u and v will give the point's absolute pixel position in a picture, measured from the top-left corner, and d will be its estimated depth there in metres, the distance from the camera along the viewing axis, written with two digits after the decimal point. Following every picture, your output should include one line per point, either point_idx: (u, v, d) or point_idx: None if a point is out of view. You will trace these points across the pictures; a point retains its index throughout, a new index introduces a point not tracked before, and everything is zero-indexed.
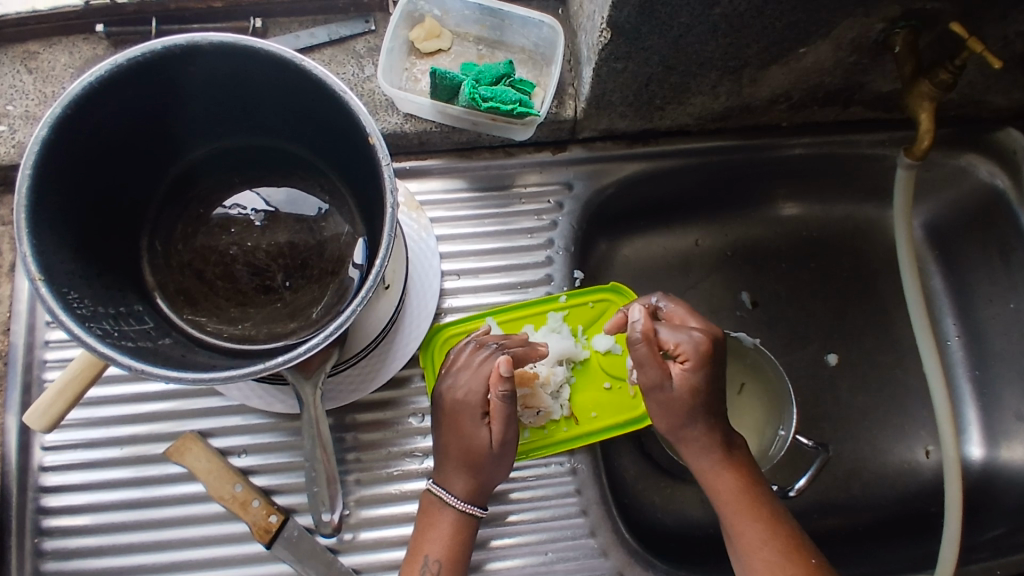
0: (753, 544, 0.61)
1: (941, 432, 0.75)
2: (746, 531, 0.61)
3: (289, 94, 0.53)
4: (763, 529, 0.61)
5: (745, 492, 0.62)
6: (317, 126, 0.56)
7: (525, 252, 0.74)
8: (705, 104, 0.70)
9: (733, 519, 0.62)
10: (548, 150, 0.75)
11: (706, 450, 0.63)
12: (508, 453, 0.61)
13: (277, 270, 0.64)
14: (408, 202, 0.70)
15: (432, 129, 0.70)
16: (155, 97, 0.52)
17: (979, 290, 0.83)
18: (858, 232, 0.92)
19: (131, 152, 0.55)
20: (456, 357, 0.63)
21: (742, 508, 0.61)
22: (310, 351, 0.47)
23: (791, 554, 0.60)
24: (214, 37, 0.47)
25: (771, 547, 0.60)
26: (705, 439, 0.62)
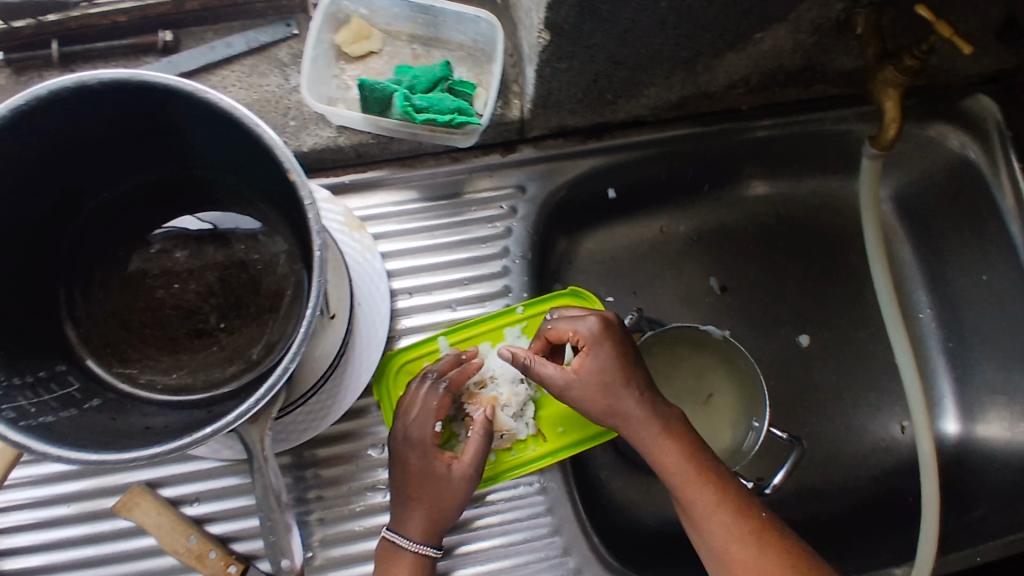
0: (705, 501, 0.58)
1: (913, 416, 0.73)
2: (696, 483, 0.59)
3: (204, 127, 0.47)
4: (712, 485, 0.59)
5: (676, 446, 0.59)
6: (237, 158, 0.50)
7: (479, 263, 0.70)
8: (659, 95, 0.65)
9: (687, 473, 0.59)
10: (497, 152, 0.70)
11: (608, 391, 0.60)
12: (467, 488, 0.57)
13: (209, 311, 0.59)
14: (350, 221, 0.65)
15: (368, 140, 0.64)
16: (51, 143, 0.46)
17: (951, 262, 0.82)
18: (826, 207, 0.89)
19: (30, 202, 0.49)
20: (405, 395, 0.59)
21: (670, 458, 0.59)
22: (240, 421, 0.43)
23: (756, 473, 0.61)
24: (105, 74, 0.41)
25: (733, 508, 0.58)
26: (614, 368, 0.60)
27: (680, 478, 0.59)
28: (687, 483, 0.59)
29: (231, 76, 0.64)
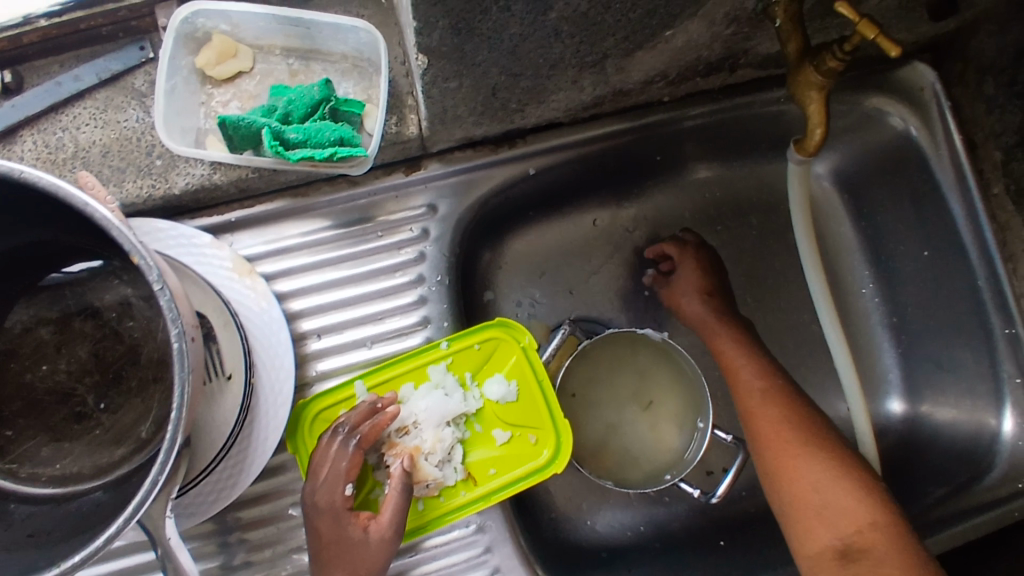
0: (784, 448, 0.66)
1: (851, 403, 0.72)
2: (770, 429, 0.68)
3: (44, 202, 0.42)
4: (784, 423, 0.68)
5: (784, 401, 0.69)
6: (87, 228, 0.45)
7: (393, 294, 0.64)
8: (571, 98, 0.59)
9: (765, 422, 0.69)
10: (400, 170, 0.63)
11: (735, 358, 0.73)
12: (385, 549, 0.54)
13: (85, 392, 0.53)
14: (239, 266, 0.59)
15: (248, 174, 0.57)
16: None
17: (892, 238, 0.78)
18: (765, 185, 0.85)
19: None
20: (315, 452, 0.55)
21: (771, 412, 0.69)
22: (111, 540, 0.40)
23: (783, 401, 0.69)
24: None
25: (802, 441, 0.66)
26: (731, 345, 0.74)
27: (757, 427, 0.69)
28: (761, 432, 0.68)
29: (84, 114, 0.56)
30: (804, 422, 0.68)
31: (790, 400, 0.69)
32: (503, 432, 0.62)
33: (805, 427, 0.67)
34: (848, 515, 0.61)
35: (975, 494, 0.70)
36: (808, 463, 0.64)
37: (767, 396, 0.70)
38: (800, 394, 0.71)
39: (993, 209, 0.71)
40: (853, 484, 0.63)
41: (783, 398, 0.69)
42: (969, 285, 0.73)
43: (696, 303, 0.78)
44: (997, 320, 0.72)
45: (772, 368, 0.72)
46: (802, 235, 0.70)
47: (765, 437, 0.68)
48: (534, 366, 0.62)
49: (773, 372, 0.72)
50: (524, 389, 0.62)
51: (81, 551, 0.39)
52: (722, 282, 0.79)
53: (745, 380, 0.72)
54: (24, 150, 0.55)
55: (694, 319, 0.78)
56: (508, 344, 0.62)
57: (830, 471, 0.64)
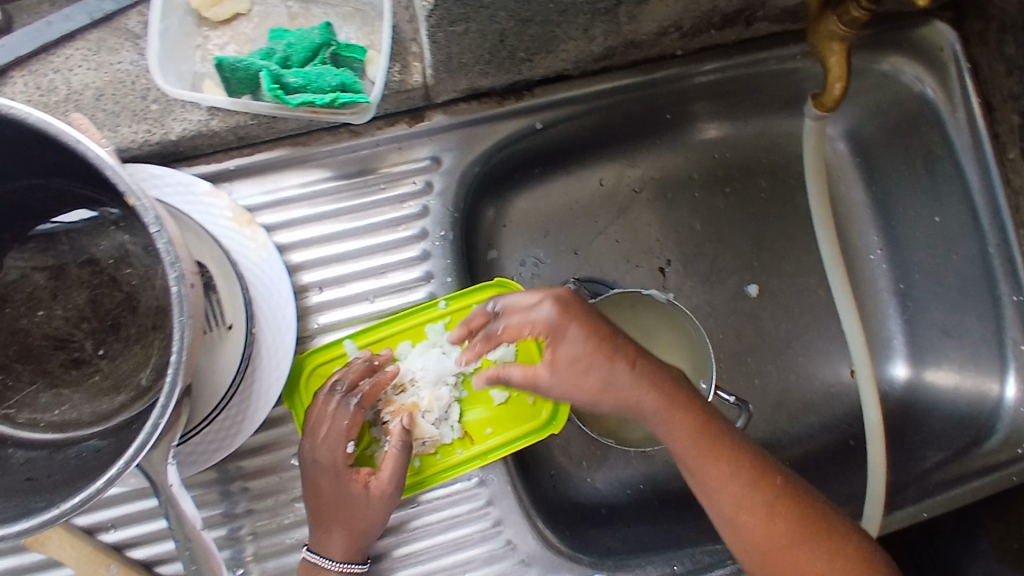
0: (783, 555, 0.56)
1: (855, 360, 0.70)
2: (774, 548, 0.56)
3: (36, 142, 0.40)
4: (793, 538, 0.56)
5: (790, 523, 0.56)
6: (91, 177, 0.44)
7: (394, 248, 0.63)
8: (580, 48, 0.58)
9: (789, 559, 0.56)
10: (404, 120, 0.62)
11: (722, 487, 0.57)
12: (385, 506, 0.55)
13: (84, 338, 0.53)
14: (238, 216, 0.58)
15: (248, 121, 0.55)
16: None
17: (903, 201, 0.77)
18: (774, 145, 0.83)
19: None
20: (314, 409, 0.56)
21: (790, 542, 0.56)
22: (112, 483, 0.40)
23: (758, 481, 0.57)
24: None
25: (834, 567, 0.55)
26: (697, 448, 0.57)
27: (766, 555, 0.56)
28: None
29: (75, 56, 0.54)
30: (835, 550, 0.56)
31: (798, 505, 0.57)
32: (501, 392, 0.62)
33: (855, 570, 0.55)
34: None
35: (974, 459, 0.70)
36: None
37: (772, 520, 0.56)
38: (807, 492, 0.58)
39: (1007, 173, 0.70)
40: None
41: (783, 500, 0.57)
42: (978, 250, 0.72)
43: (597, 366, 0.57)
44: (1006, 288, 0.71)
45: (759, 470, 0.58)
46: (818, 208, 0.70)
47: (757, 545, 0.56)
48: None
49: (765, 474, 0.58)
50: (523, 349, 0.62)
51: (81, 495, 0.39)
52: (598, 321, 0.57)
53: (751, 515, 0.57)
54: (15, 91, 0.54)
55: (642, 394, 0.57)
56: None
57: (812, 547, 0.56)
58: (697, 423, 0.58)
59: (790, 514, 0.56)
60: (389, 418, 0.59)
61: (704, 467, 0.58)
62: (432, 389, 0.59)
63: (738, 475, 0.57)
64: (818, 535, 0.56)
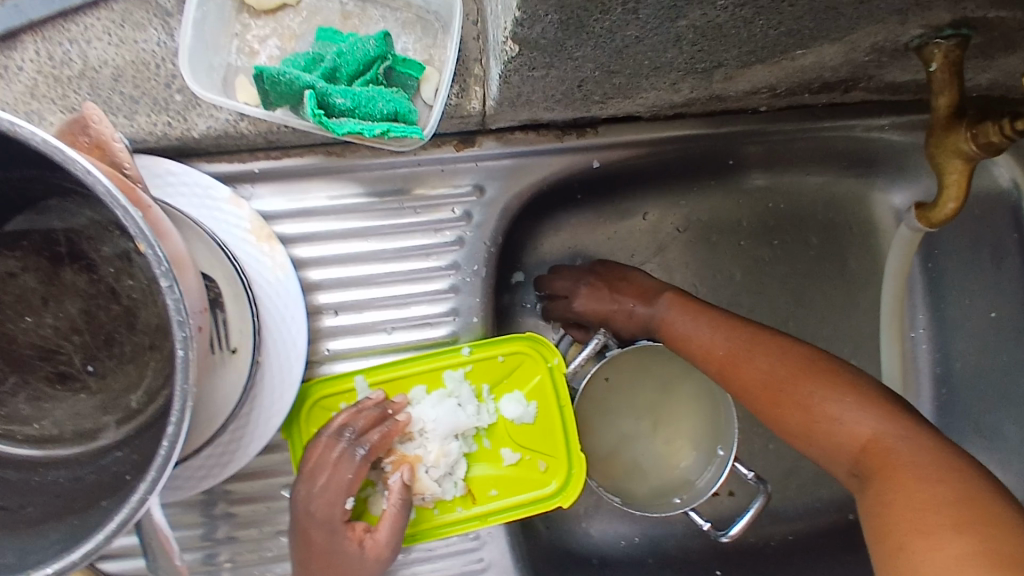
0: (819, 421, 0.54)
1: None
2: (801, 418, 0.56)
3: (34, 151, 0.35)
4: (810, 390, 0.55)
5: (821, 379, 0.56)
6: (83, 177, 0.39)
7: (421, 278, 0.58)
8: (660, 97, 0.51)
9: (819, 415, 0.54)
10: (452, 143, 0.56)
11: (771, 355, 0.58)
12: (377, 568, 0.51)
13: (73, 351, 0.47)
14: (256, 228, 0.52)
15: (281, 129, 0.49)
16: None
17: (959, 288, 0.73)
18: (833, 203, 0.77)
19: None
20: (313, 452, 0.51)
21: (829, 415, 0.54)
22: (88, 555, 0.36)
23: (806, 371, 0.57)
24: None
25: (867, 432, 0.52)
26: (737, 345, 0.60)
27: (806, 413, 0.55)
28: (822, 443, 0.54)
29: (96, 26, 0.48)
30: (881, 413, 0.53)
31: (855, 384, 0.55)
32: (512, 453, 0.57)
33: (887, 429, 0.52)
34: (909, 497, 0.47)
35: None
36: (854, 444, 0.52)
37: (841, 396, 0.54)
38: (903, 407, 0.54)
39: None
40: (922, 483, 0.47)
41: (815, 369, 0.56)
42: None
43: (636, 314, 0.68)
44: None
45: (845, 378, 0.55)
46: (889, 299, 0.71)
47: (780, 406, 0.57)
48: (557, 390, 0.58)
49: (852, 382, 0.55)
50: (542, 411, 0.58)
51: (55, 564, 0.36)
52: (633, 276, 0.70)
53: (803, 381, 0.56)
54: (24, 58, 0.47)
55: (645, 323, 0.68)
56: (534, 362, 0.57)
57: (834, 395, 0.54)
58: (727, 332, 0.62)
59: (826, 380, 0.55)
60: (390, 468, 0.54)
61: (742, 358, 0.60)
62: (439, 444, 0.55)
63: (792, 361, 0.58)
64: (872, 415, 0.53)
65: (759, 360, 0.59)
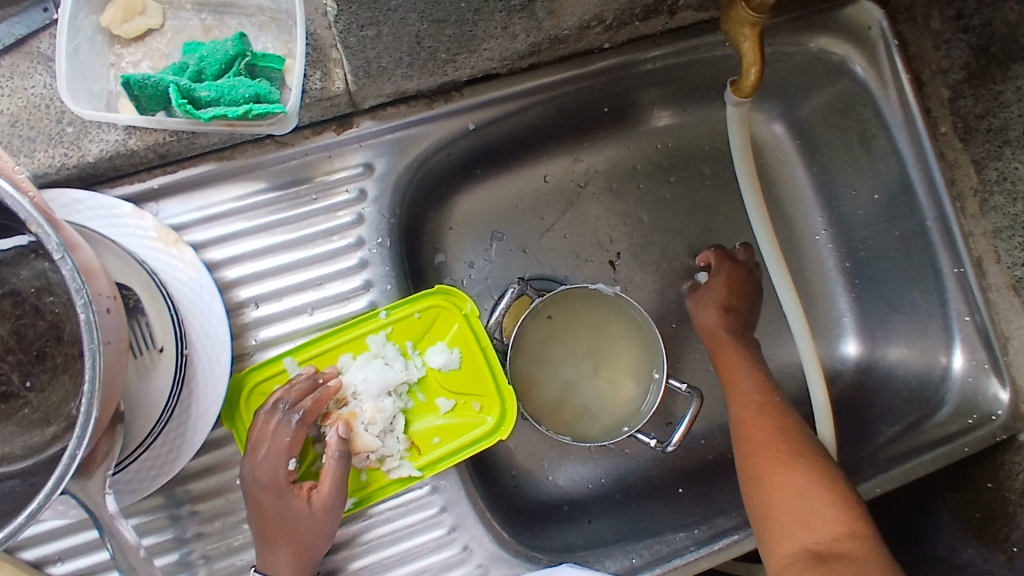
0: (762, 457, 0.65)
1: (796, 335, 0.70)
2: (753, 441, 0.67)
3: None
4: (764, 437, 0.67)
5: (769, 436, 0.66)
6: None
7: (331, 258, 0.63)
8: (503, 46, 0.57)
9: (756, 446, 0.67)
10: (332, 128, 0.61)
11: (734, 372, 0.73)
12: (329, 518, 0.54)
13: (10, 370, 0.51)
14: (163, 235, 0.56)
15: (166, 138, 0.54)
16: None
17: (843, 180, 0.78)
18: (716, 131, 0.83)
19: None
20: (254, 429, 0.55)
21: (763, 457, 0.65)
22: (34, 516, 0.41)
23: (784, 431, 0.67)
24: None
25: (805, 483, 0.61)
26: (732, 352, 0.75)
27: (748, 447, 0.67)
28: (757, 473, 0.65)
29: None
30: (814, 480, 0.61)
31: (774, 409, 0.69)
32: (447, 401, 0.61)
33: (786, 436, 0.66)
34: (818, 517, 0.59)
35: (921, 435, 0.69)
36: (796, 494, 0.61)
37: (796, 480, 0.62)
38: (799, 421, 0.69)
39: (941, 147, 0.70)
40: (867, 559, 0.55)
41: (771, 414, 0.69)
42: (919, 226, 0.72)
43: (711, 314, 0.77)
44: (946, 259, 0.71)
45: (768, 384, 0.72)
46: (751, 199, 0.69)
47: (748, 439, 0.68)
48: (477, 333, 0.62)
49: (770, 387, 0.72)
50: (467, 356, 0.62)
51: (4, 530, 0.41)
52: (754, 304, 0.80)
53: (742, 391, 0.71)
54: None
55: (713, 331, 0.76)
56: (449, 311, 0.62)
57: (771, 445, 0.66)
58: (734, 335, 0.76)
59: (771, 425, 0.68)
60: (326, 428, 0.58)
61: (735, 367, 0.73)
62: (371, 402, 0.59)
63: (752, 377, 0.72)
64: (791, 444, 0.66)
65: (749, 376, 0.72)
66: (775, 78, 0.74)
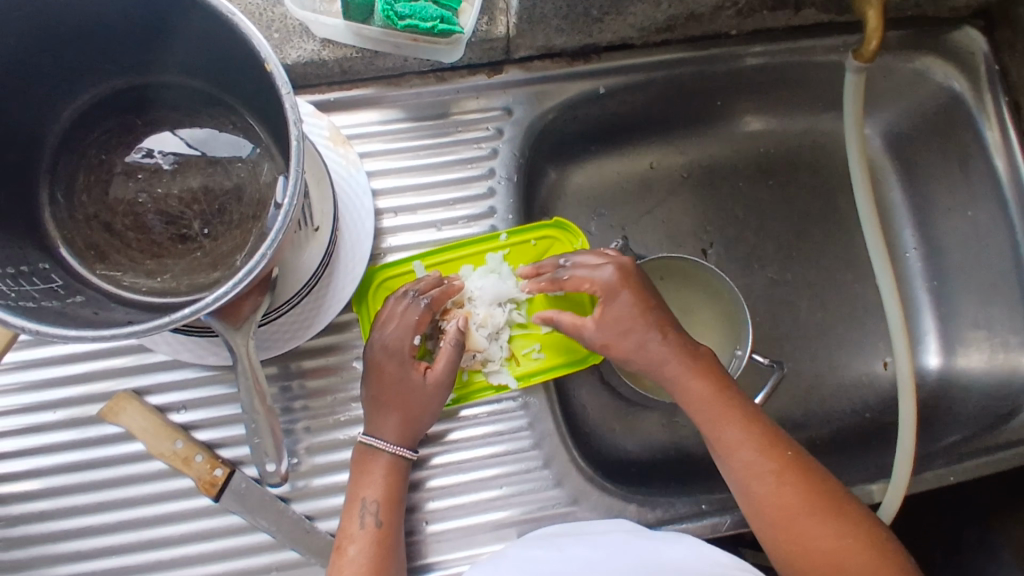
0: (794, 527, 0.58)
1: (894, 343, 0.72)
2: (788, 523, 0.59)
3: (184, 28, 0.50)
4: (798, 512, 0.59)
5: (807, 514, 0.58)
6: (228, 73, 0.53)
7: (463, 184, 0.70)
8: (646, 14, 0.65)
9: (793, 527, 0.58)
10: (483, 72, 0.70)
11: (725, 434, 0.61)
12: (437, 396, 0.60)
13: (193, 217, 0.60)
14: (334, 136, 0.65)
15: (352, 54, 0.64)
16: (42, 26, 0.48)
17: (938, 198, 0.82)
18: (816, 144, 0.89)
19: (29, 92, 0.52)
20: (385, 308, 0.62)
21: (807, 539, 0.58)
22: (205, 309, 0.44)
23: (812, 498, 0.59)
24: None
25: (856, 563, 0.56)
26: (704, 400, 0.62)
27: (777, 528, 0.59)
28: (788, 542, 0.58)
29: None
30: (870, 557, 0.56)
31: (787, 461, 0.61)
32: (548, 322, 0.68)
33: (816, 502, 0.59)
34: None
35: (994, 436, 0.72)
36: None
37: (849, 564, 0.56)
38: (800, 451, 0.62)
39: None
40: None
41: (796, 477, 0.60)
42: (1008, 240, 0.75)
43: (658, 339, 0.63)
44: None
45: (763, 433, 0.62)
46: (863, 192, 0.71)
47: (778, 518, 0.59)
48: None
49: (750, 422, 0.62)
50: (572, 285, 0.69)
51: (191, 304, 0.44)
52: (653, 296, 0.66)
53: (745, 456, 0.61)
54: None
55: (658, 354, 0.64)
56: (562, 244, 0.69)
57: (808, 523, 0.58)
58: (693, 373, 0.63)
59: (801, 496, 0.59)
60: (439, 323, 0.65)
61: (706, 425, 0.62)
62: (485, 308, 0.66)
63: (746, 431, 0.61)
64: (827, 512, 0.59)
65: (741, 432, 0.61)
66: (880, 94, 0.80)
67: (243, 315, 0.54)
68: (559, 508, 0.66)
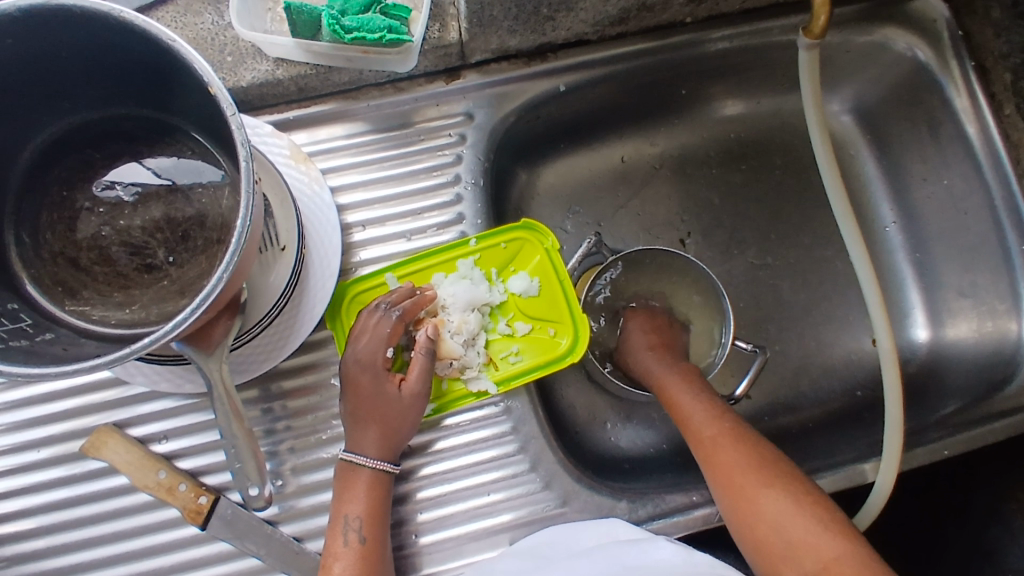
0: (747, 489, 0.60)
1: (874, 322, 0.71)
2: (726, 472, 0.62)
3: (129, 57, 0.47)
4: (735, 461, 0.62)
5: (742, 463, 0.62)
6: (178, 100, 0.51)
7: (430, 193, 0.70)
8: (597, 8, 0.65)
9: (729, 473, 0.62)
10: (441, 79, 0.70)
11: (681, 403, 0.68)
12: (414, 407, 0.60)
13: (157, 246, 0.57)
14: (295, 154, 0.65)
15: (307, 71, 0.64)
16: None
17: (912, 169, 0.81)
18: (787, 125, 0.88)
19: None
20: (358, 322, 0.61)
21: (741, 485, 0.61)
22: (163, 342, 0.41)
23: (750, 451, 0.63)
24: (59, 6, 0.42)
25: (784, 507, 0.59)
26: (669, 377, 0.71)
27: (718, 476, 0.63)
28: (741, 503, 0.60)
29: (166, 17, 0.63)
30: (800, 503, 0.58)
31: (748, 440, 0.64)
32: (524, 324, 0.68)
33: (754, 456, 0.62)
34: (806, 545, 0.56)
35: (986, 405, 0.71)
36: (774, 522, 0.58)
37: (778, 506, 0.59)
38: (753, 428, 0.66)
39: (1006, 129, 0.72)
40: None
41: (738, 436, 0.64)
42: (985, 206, 0.74)
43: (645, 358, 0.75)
44: (1014, 238, 0.73)
45: (717, 404, 0.67)
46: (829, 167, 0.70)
47: (717, 468, 0.63)
48: (556, 267, 0.68)
49: (721, 411, 0.67)
50: (545, 285, 0.68)
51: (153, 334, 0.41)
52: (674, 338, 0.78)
53: (697, 418, 0.67)
54: None
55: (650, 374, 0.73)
56: (532, 244, 0.68)
57: (743, 469, 0.62)
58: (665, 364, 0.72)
59: (741, 448, 0.63)
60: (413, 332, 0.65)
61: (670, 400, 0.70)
62: (458, 315, 0.66)
63: (704, 405, 0.67)
64: (764, 464, 0.62)
65: (692, 399, 0.68)
66: (845, 70, 0.79)
67: (215, 339, 0.52)
68: (549, 511, 0.65)
